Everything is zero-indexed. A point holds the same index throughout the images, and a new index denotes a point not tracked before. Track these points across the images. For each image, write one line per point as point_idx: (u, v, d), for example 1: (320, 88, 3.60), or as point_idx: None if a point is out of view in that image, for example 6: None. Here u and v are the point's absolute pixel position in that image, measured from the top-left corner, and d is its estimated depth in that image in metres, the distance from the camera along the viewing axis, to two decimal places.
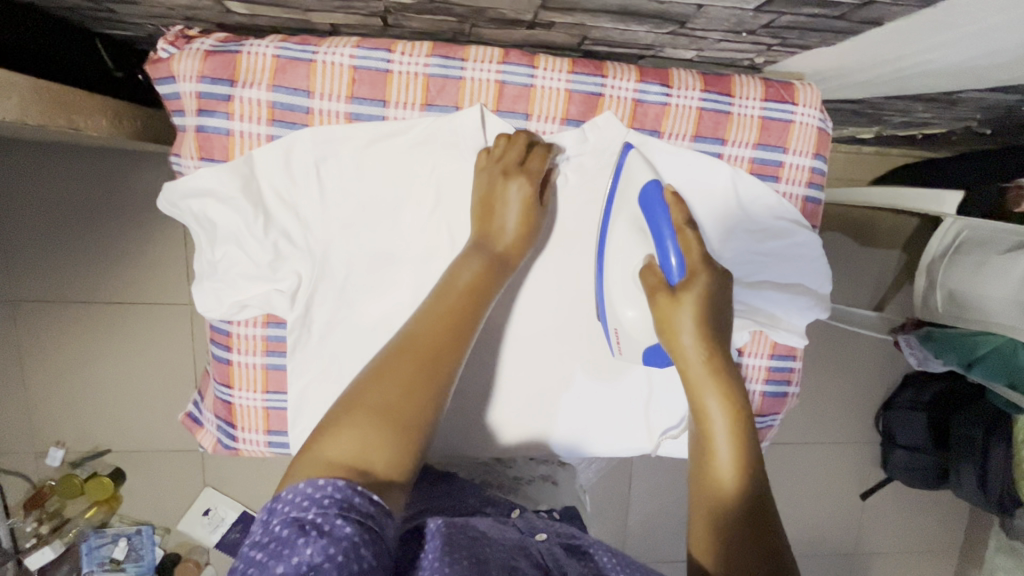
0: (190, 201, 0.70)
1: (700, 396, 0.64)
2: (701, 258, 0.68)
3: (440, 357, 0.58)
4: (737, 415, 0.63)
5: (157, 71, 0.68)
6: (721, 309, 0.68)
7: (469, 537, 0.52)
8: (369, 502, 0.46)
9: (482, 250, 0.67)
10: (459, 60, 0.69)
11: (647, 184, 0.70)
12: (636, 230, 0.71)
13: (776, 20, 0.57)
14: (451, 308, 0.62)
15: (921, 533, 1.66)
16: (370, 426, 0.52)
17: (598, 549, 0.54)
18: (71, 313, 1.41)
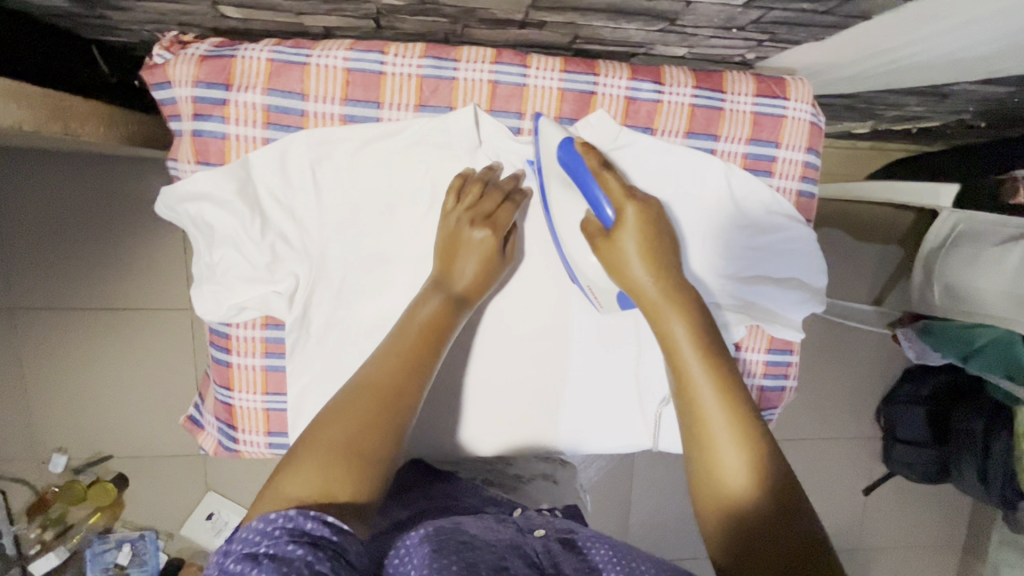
0: (187, 205, 0.70)
1: (662, 328, 0.64)
2: (623, 189, 0.67)
3: (401, 392, 0.59)
4: (704, 354, 0.62)
5: (152, 76, 0.69)
6: (663, 238, 0.67)
7: (460, 542, 0.51)
8: (324, 525, 0.45)
9: (441, 288, 0.68)
10: (451, 61, 0.70)
11: (561, 143, 0.69)
12: (564, 184, 0.70)
13: (766, 15, 0.57)
14: (406, 351, 0.62)
15: (925, 527, 1.66)
16: (321, 465, 0.52)
17: (592, 545, 0.54)
18: (71, 319, 1.42)
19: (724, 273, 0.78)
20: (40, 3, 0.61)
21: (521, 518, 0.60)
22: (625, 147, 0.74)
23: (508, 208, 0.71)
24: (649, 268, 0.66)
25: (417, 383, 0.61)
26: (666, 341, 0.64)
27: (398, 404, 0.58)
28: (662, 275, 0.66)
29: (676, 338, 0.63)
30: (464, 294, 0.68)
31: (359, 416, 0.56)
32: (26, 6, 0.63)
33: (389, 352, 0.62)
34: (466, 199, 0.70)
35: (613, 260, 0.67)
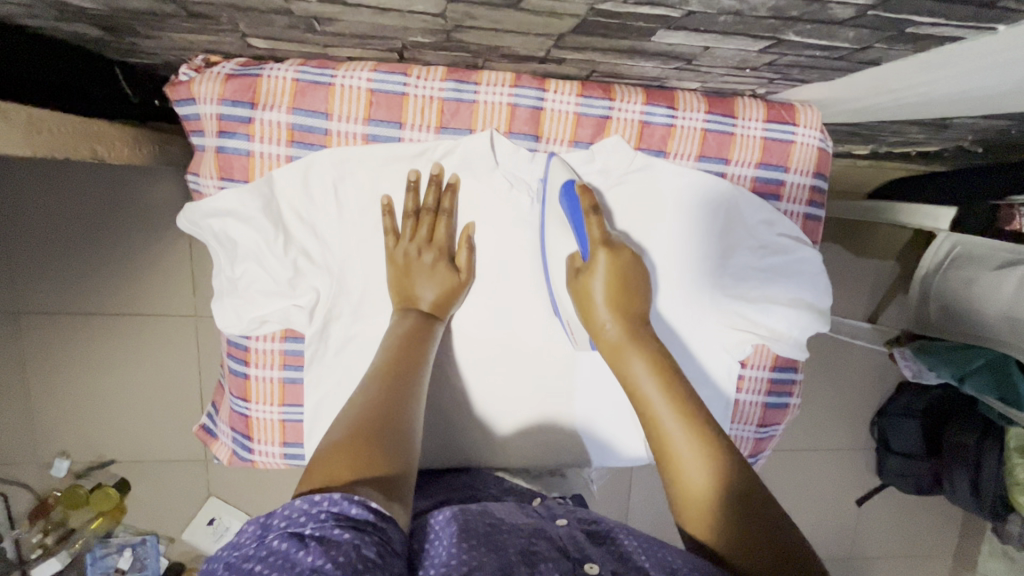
0: (211, 221, 0.72)
1: (628, 367, 0.65)
2: (602, 236, 0.70)
3: (394, 399, 0.62)
4: (662, 375, 0.63)
5: (177, 93, 0.70)
6: (633, 274, 0.70)
7: (488, 524, 0.54)
8: (369, 510, 0.47)
9: (409, 310, 0.72)
10: (472, 84, 0.71)
11: (566, 184, 0.72)
12: (562, 227, 0.74)
13: (778, 59, 0.59)
14: (395, 354, 0.67)
15: (917, 538, 1.69)
16: (348, 451, 0.54)
17: (622, 533, 0.55)
18: (75, 325, 1.42)
19: (731, 293, 0.80)
20: (68, 30, 0.62)
21: (543, 507, 0.63)
22: (638, 171, 0.76)
23: (445, 223, 0.74)
24: (614, 302, 0.68)
25: (406, 389, 0.64)
26: (626, 371, 0.65)
27: (396, 404, 0.61)
28: (627, 309, 0.68)
29: (634, 364, 0.65)
30: (434, 309, 0.73)
31: (374, 412, 0.59)
32: (53, 32, 0.64)
33: (383, 366, 0.66)
34: (406, 229, 0.73)
35: (583, 296, 0.70)
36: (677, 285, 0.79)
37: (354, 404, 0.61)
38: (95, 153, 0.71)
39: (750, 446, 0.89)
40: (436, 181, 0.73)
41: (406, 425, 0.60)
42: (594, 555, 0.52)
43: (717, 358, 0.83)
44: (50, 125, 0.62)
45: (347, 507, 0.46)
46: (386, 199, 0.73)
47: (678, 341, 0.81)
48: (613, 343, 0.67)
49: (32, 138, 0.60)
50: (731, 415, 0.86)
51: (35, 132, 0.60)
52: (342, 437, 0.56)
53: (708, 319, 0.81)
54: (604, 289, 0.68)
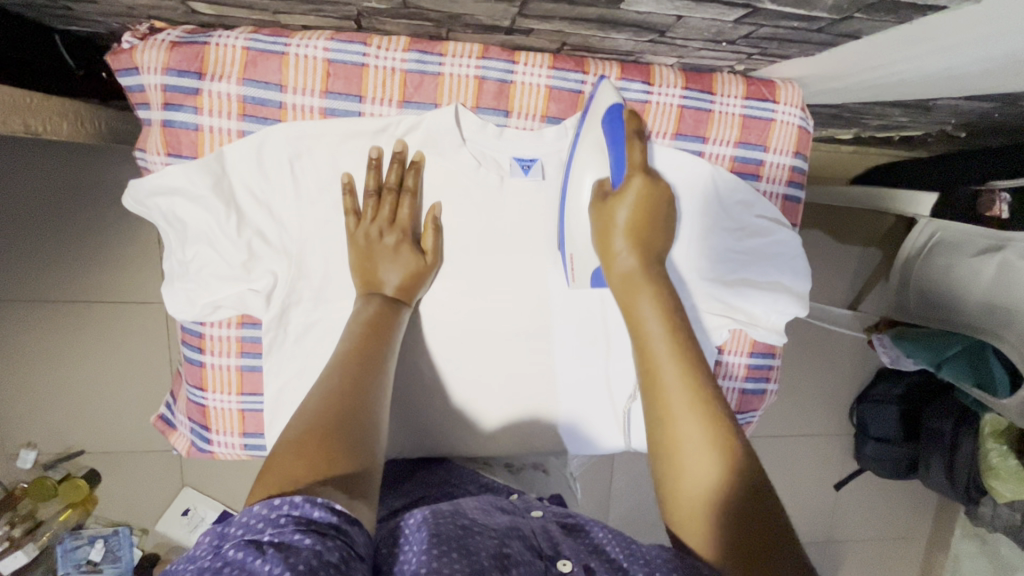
0: (158, 199, 0.67)
1: (635, 302, 0.62)
2: (643, 162, 0.65)
3: (351, 389, 0.59)
4: (670, 321, 0.60)
5: (119, 62, 0.65)
6: (659, 212, 0.66)
7: (460, 527, 0.50)
8: (332, 513, 0.44)
9: (373, 297, 0.69)
10: (437, 55, 0.67)
11: (612, 107, 0.66)
12: (596, 150, 0.68)
13: (755, 31, 0.56)
14: (356, 344, 0.64)
15: (894, 521, 1.71)
16: (301, 449, 0.51)
17: (592, 525, 0.55)
18: (39, 311, 1.37)
19: (707, 278, 0.78)
20: None
21: (519, 502, 0.62)
22: None
23: (409, 202, 0.71)
24: (633, 237, 0.64)
25: (365, 378, 0.61)
26: (634, 310, 0.62)
27: (354, 393, 0.58)
28: (646, 243, 0.65)
29: (645, 306, 0.61)
30: (399, 294, 0.70)
31: (330, 404, 0.56)
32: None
33: (345, 355, 0.63)
34: (368, 208, 0.70)
35: (604, 220, 0.65)
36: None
37: (312, 394, 0.58)
38: (31, 126, 0.67)
39: None
40: (399, 160, 0.69)
41: (365, 415, 0.57)
42: (567, 551, 0.51)
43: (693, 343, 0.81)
44: None
45: (310, 510, 0.44)
46: (347, 175, 0.69)
47: None
48: (626, 275, 0.64)
49: None
50: None
51: None
52: (296, 433, 0.53)
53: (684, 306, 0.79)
54: (629, 218, 0.64)
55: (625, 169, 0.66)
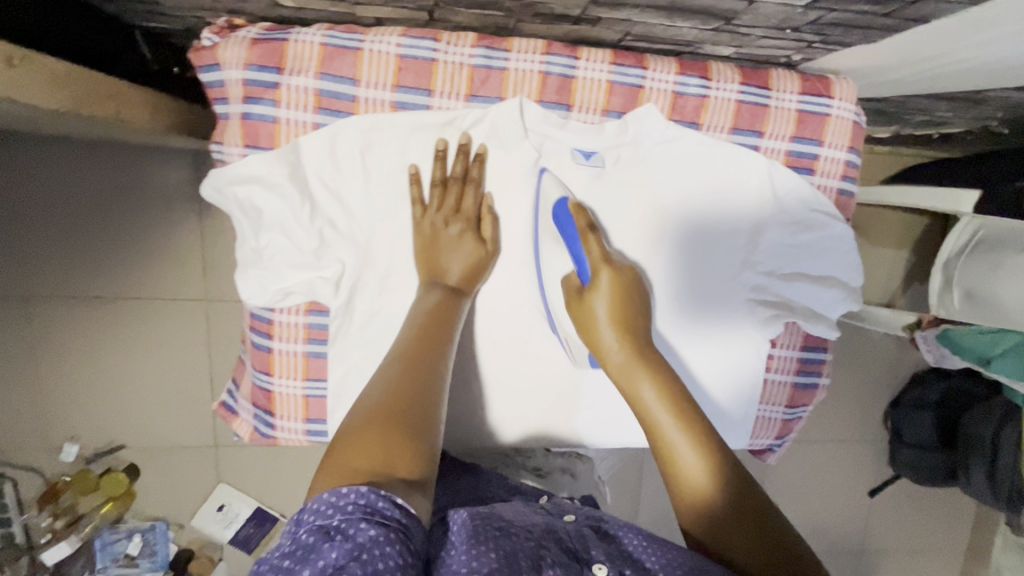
0: (236, 188, 0.70)
1: (632, 380, 0.63)
2: (602, 254, 0.69)
3: (421, 372, 0.60)
4: (670, 392, 0.61)
5: (202, 58, 0.68)
6: (636, 293, 0.69)
7: (497, 528, 0.51)
8: (395, 506, 0.45)
9: (438, 284, 0.71)
10: (504, 51, 0.69)
11: (557, 201, 0.72)
12: (555, 243, 0.74)
13: (823, 16, 0.57)
14: (417, 334, 0.65)
15: (930, 531, 1.67)
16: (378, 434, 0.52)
17: (625, 532, 0.55)
18: (87, 307, 1.41)
19: (761, 270, 0.79)
20: None
21: (552, 505, 0.63)
22: (670, 143, 0.74)
23: (472, 192, 0.73)
24: (620, 323, 0.67)
25: (433, 368, 0.62)
26: (633, 391, 0.63)
27: (422, 382, 0.59)
28: (631, 326, 0.67)
29: (642, 385, 0.63)
30: (460, 283, 0.72)
31: (402, 389, 0.58)
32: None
33: (410, 344, 0.64)
34: (433, 199, 0.72)
35: (584, 315, 0.68)
36: (700, 262, 0.78)
37: (383, 380, 0.59)
38: (117, 115, 0.66)
39: (777, 428, 0.87)
40: (462, 151, 0.71)
41: (433, 405, 0.58)
42: (601, 555, 0.51)
43: (744, 335, 0.81)
44: (78, 80, 0.58)
45: (374, 500, 0.44)
46: (412, 167, 0.71)
47: (707, 319, 0.80)
48: (620, 365, 0.65)
49: (62, 95, 0.56)
50: (760, 394, 0.84)
51: (66, 86, 0.56)
52: (375, 416, 0.54)
53: (735, 297, 0.79)
54: (608, 309, 0.67)
55: (588, 267, 0.70)
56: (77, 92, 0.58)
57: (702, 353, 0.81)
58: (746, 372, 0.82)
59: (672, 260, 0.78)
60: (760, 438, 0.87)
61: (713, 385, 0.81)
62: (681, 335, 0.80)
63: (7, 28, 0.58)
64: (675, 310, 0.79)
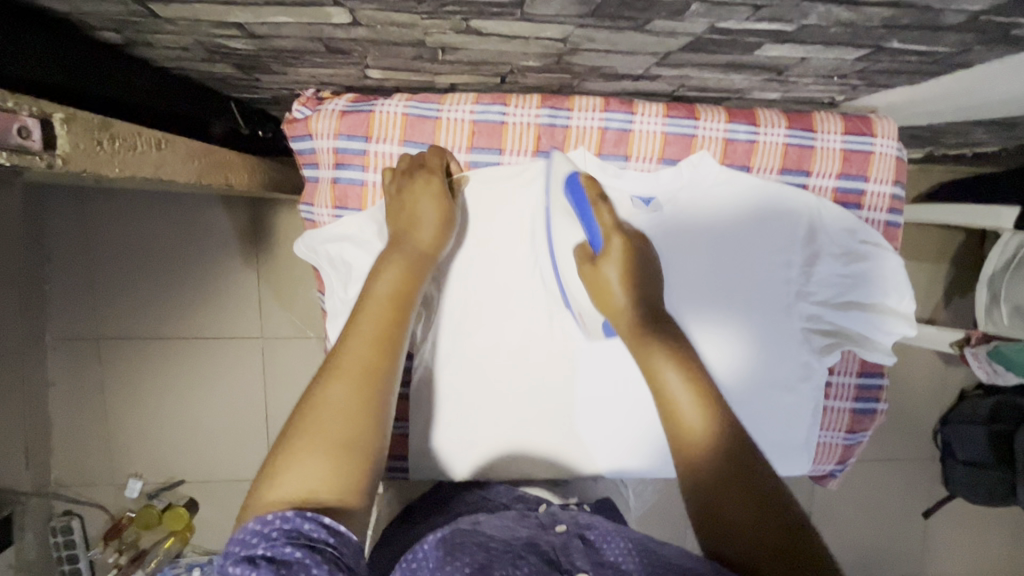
0: (328, 246, 0.76)
1: (644, 348, 0.62)
2: (613, 222, 0.68)
3: (376, 368, 0.56)
4: (680, 358, 0.60)
5: (296, 130, 0.76)
6: (647, 262, 0.69)
7: (475, 542, 0.52)
8: (323, 526, 0.46)
9: (401, 247, 0.66)
10: (566, 110, 0.75)
11: (568, 175, 0.72)
12: (568, 217, 0.73)
13: (871, 66, 0.62)
14: (373, 319, 0.59)
15: (991, 553, 1.62)
16: (320, 460, 0.50)
17: (609, 540, 0.54)
18: (152, 346, 1.49)
19: (815, 301, 0.81)
20: (206, 70, 0.69)
21: (545, 513, 0.62)
22: (724, 184, 0.77)
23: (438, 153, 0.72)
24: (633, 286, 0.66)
25: (389, 360, 0.57)
26: (644, 357, 0.61)
27: (376, 385, 0.55)
28: (643, 293, 0.66)
29: (653, 346, 0.61)
30: (423, 246, 0.67)
31: (346, 368, 0.55)
32: (175, 68, 0.68)
33: (364, 331, 0.58)
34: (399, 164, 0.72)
35: (595, 279, 0.68)
36: (748, 289, 0.79)
37: (339, 378, 0.54)
38: (226, 181, 0.73)
39: (838, 454, 0.87)
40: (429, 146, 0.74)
41: (383, 416, 0.55)
42: (584, 565, 0.51)
43: (806, 366, 0.82)
44: (200, 154, 0.65)
45: (300, 523, 0.46)
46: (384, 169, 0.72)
47: (769, 350, 0.81)
48: (630, 323, 0.64)
49: (191, 166, 0.63)
50: (820, 421, 0.85)
51: (192, 159, 0.63)
52: (321, 426, 0.52)
53: (794, 328, 0.81)
54: (620, 271, 0.66)
55: (599, 235, 0.69)
56: (198, 163, 0.65)
57: (769, 386, 0.81)
58: (810, 401, 0.83)
59: (734, 295, 0.80)
60: (822, 463, 0.87)
61: (779, 416, 0.82)
62: (746, 368, 0.81)
63: (143, 113, 0.66)
64: (734, 344, 0.80)
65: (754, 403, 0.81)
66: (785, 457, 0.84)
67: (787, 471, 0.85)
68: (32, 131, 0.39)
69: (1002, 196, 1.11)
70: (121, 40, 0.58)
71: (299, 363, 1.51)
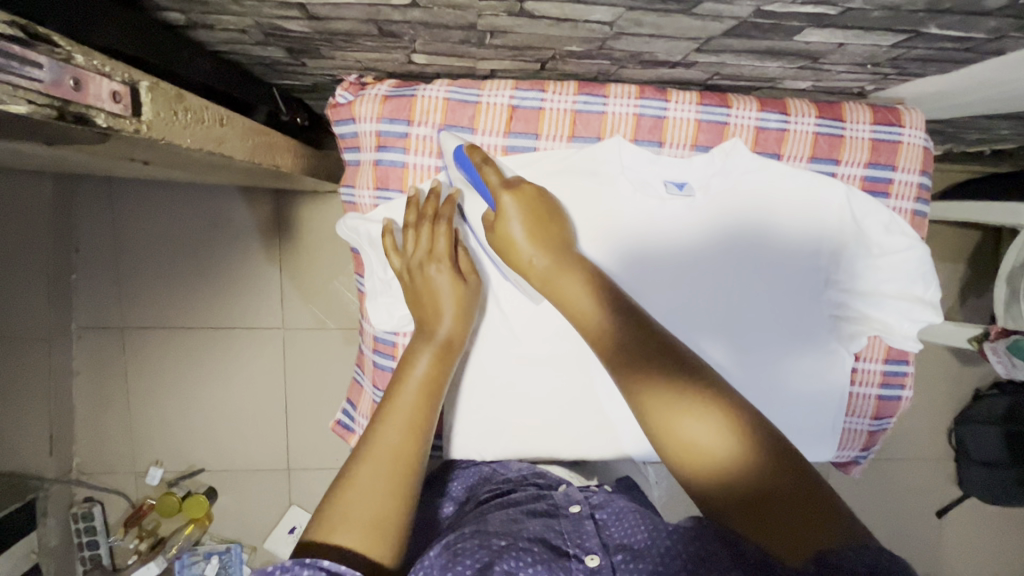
0: (371, 227, 0.79)
1: (563, 290, 0.67)
2: (500, 180, 0.71)
3: (407, 459, 0.59)
4: (592, 292, 0.66)
5: (339, 114, 0.78)
6: (546, 212, 0.72)
7: (480, 543, 0.53)
8: (319, 569, 0.47)
9: (428, 339, 0.69)
10: (602, 97, 0.77)
11: (454, 150, 0.74)
12: (470, 189, 0.75)
13: (906, 53, 0.63)
14: (406, 409, 0.63)
15: (1005, 554, 1.62)
16: (349, 540, 0.53)
17: (619, 522, 0.58)
18: (174, 336, 1.51)
19: (843, 288, 0.82)
20: (256, 54, 0.71)
21: (562, 494, 0.67)
22: (756, 171, 0.78)
23: (445, 232, 0.72)
24: (536, 242, 0.69)
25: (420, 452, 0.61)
26: (567, 305, 0.67)
27: (405, 477, 0.58)
28: (551, 247, 0.69)
29: (570, 290, 0.66)
30: (448, 338, 0.70)
31: (379, 458, 0.59)
32: (228, 53, 0.71)
33: (396, 419, 0.62)
34: (408, 240, 0.74)
35: (502, 241, 0.71)
36: (773, 277, 0.81)
37: (366, 463, 0.58)
38: (274, 163, 0.76)
39: (864, 440, 0.88)
40: (434, 194, 0.74)
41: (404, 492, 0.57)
42: (594, 546, 0.55)
43: (830, 351, 0.83)
44: (254, 136, 0.69)
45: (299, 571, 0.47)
46: (387, 227, 0.75)
47: (796, 335, 0.82)
48: (544, 275, 0.68)
49: (248, 145, 0.66)
50: (846, 407, 0.86)
51: (248, 139, 0.67)
52: (355, 508, 0.55)
53: (820, 315, 0.82)
54: (522, 229, 0.69)
55: (491, 194, 0.71)
56: (253, 145, 0.69)
57: (797, 371, 0.83)
58: (837, 386, 0.84)
59: (762, 278, 0.81)
60: (847, 450, 0.88)
61: (806, 399, 0.83)
62: (773, 351, 0.82)
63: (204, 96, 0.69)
64: (760, 324, 0.82)
65: (776, 393, 0.82)
66: (813, 440, 0.85)
67: (811, 456, 0.86)
68: (122, 96, 0.44)
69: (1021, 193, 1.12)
70: (183, 21, 0.60)
71: (320, 355, 1.53)
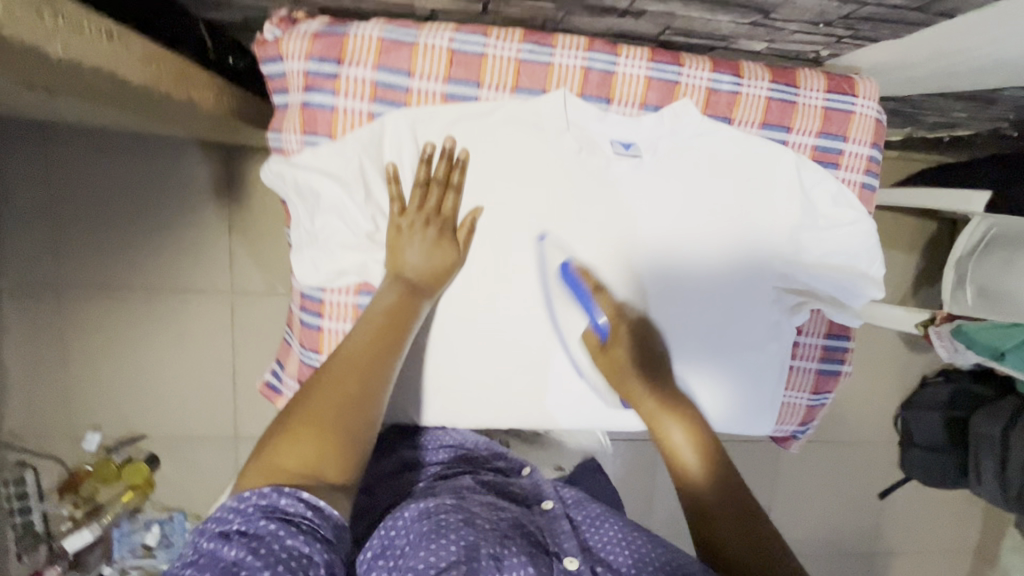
0: (296, 173, 0.73)
1: (655, 413, 0.73)
2: (613, 309, 0.78)
3: (368, 375, 0.61)
4: (680, 414, 0.72)
5: (265, 52, 0.72)
6: (646, 341, 0.79)
7: (459, 518, 0.58)
8: (298, 500, 0.50)
9: (400, 279, 0.71)
10: (549, 46, 0.72)
11: (562, 266, 0.78)
12: (568, 305, 0.79)
13: (857, 9, 0.61)
14: (369, 333, 0.64)
15: (941, 534, 1.68)
16: (313, 441, 0.54)
17: (597, 528, 0.63)
18: (114, 296, 1.43)
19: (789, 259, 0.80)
20: None
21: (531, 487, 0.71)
22: (705, 135, 0.76)
23: (453, 197, 0.74)
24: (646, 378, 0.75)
25: (381, 365, 0.63)
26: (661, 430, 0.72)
27: (362, 386, 0.60)
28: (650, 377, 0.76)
29: (670, 428, 0.71)
30: (419, 281, 0.71)
31: (343, 367, 0.60)
32: None
33: (360, 340, 0.63)
34: (414, 199, 0.73)
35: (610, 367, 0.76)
36: (716, 245, 0.79)
37: (333, 369, 0.60)
38: (187, 95, 0.72)
39: (802, 414, 0.88)
40: (447, 153, 0.72)
41: (368, 405, 0.59)
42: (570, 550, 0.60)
43: (770, 321, 0.82)
44: (156, 61, 0.65)
45: (278, 500, 0.50)
46: (389, 166, 0.72)
47: (737, 306, 0.81)
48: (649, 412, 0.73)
49: (146, 70, 0.63)
50: (786, 381, 0.85)
51: (147, 63, 0.63)
52: (321, 411, 0.56)
53: (763, 285, 0.80)
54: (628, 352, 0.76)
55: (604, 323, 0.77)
56: (155, 70, 0.65)
57: (735, 343, 0.82)
58: (773, 356, 0.83)
59: (705, 246, 0.79)
60: (785, 424, 0.88)
61: (743, 370, 0.83)
62: (712, 321, 0.81)
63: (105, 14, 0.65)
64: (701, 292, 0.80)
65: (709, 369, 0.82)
66: (746, 411, 0.84)
67: (744, 428, 0.85)
68: None
69: (974, 178, 1.12)
70: None
71: (270, 321, 1.48)
